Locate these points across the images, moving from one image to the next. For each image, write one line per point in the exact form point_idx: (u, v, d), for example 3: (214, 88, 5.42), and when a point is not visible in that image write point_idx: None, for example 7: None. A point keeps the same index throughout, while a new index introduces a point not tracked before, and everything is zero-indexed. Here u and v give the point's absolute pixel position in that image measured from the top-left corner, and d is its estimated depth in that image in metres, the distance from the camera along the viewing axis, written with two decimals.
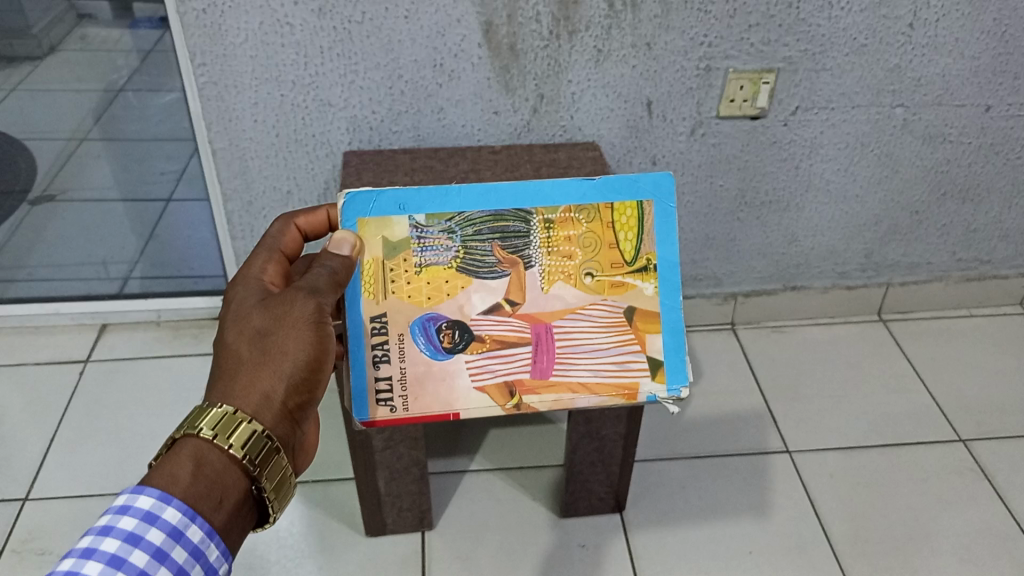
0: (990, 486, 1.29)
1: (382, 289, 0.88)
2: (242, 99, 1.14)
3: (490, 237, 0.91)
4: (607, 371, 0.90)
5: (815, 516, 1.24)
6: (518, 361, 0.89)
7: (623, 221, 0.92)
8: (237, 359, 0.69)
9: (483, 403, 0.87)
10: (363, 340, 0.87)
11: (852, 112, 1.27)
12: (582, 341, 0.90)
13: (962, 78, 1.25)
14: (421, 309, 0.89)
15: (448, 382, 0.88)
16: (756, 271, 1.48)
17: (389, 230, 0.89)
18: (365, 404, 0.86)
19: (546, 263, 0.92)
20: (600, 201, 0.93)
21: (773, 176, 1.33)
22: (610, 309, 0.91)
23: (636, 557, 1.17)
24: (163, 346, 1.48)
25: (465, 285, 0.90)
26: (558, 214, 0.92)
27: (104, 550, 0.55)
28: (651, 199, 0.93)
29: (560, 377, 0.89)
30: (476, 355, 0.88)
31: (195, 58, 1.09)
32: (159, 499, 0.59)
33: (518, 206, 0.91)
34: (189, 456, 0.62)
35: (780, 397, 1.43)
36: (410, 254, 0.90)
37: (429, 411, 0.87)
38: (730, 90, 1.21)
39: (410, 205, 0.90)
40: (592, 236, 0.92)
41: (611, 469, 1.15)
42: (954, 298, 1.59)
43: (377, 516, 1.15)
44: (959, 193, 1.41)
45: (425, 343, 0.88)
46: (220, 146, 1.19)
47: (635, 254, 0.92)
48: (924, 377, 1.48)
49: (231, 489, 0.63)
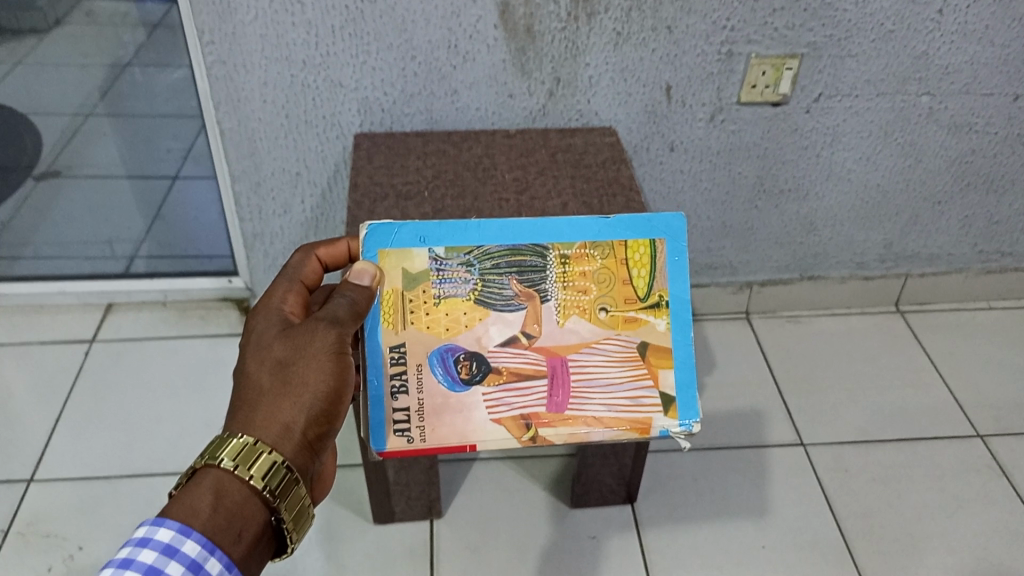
0: (1008, 483, 1.27)
1: (401, 319, 0.86)
2: (251, 79, 1.11)
3: (508, 271, 0.88)
4: (621, 405, 0.86)
5: (829, 512, 1.22)
6: (534, 395, 0.86)
7: (636, 258, 0.90)
8: (257, 390, 0.67)
9: (499, 436, 0.84)
10: (381, 370, 0.85)
11: (877, 99, 1.23)
12: (597, 375, 0.87)
13: (991, 67, 1.22)
14: (440, 340, 0.86)
15: (463, 415, 0.85)
16: (772, 260, 1.46)
17: (409, 261, 0.87)
18: (382, 437, 0.84)
19: (561, 298, 0.89)
20: (613, 238, 0.90)
21: (793, 164, 1.30)
22: (624, 343, 0.89)
23: (648, 551, 1.16)
24: (170, 326, 1.46)
25: (482, 317, 0.87)
26: (568, 254, 0.90)
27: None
28: (663, 237, 0.91)
29: (575, 412, 0.86)
30: (492, 388, 0.85)
31: (204, 36, 1.06)
32: (180, 534, 0.57)
33: (534, 241, 0.89)
34: (209, 487, 0.61)
35: (794, 389, 1.41)
36: (430, 286, 0.87)
37: (439, 445, 0.84)
38: (751, 76, 1.17)
39: (431, 237, 0.88)
40: (607, 271, 0.90)
41: (624, 462, 1.13)
42: (973, 290, 1.56)
43: (386, 506, 1.14)
44: (984, 183, 1.38)
45: (443, 374, 0.85)
46: (228, 127, 1.16)
47: (648, 291, 0.90)
48: (941, 371, 1.45)
49: (250, 521, 0.61)
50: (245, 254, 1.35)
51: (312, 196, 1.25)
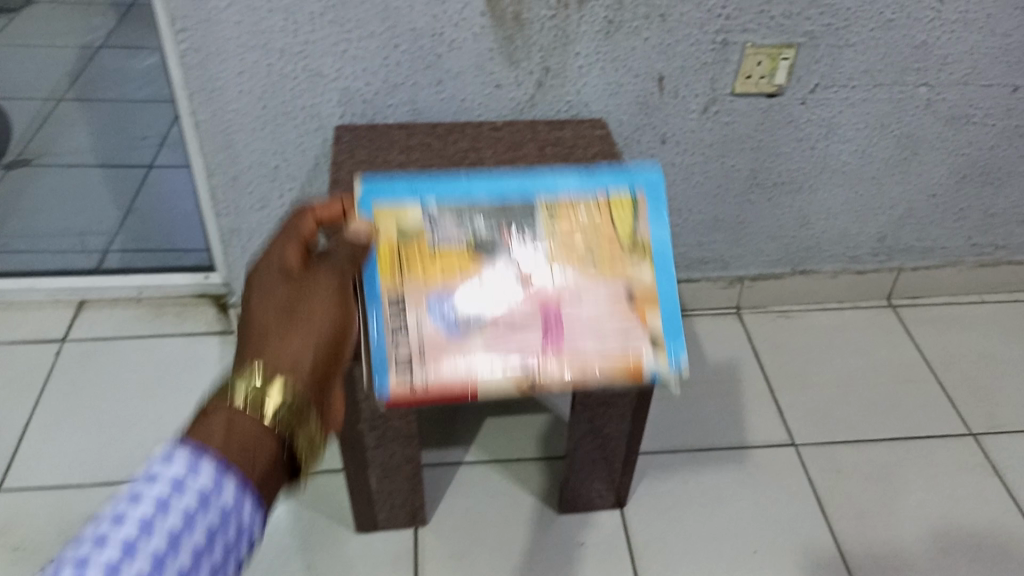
0: (1000, 482, 1.25)
1: (396, 268, 0.81)
2: (226, 68, 1.06)
3: (495, 221, 0.84)
4: (613, 348, 0.81)
5: (821, 514, 1.19)
6: (528, 338, 0.80)
7: (618, 208, 0.86)
8: (261, 326, 0.59)
9: (496, 378, 0.78)
10: (383, 315, 0.80)
11: (874, 91, 1.20)
12: (587, 318, 0.82)
13: (991, 57, 1.18)
14: (433, 286, 0.81)
15: (457, 361, 0.79)
16: (764, 254, 1.42)
17: (401, 213, 0.83)
18: (384, 380, 0.78)
19: (547, 246, 0.84)
20: (594, 190, 0.87)
21: (786, 157, 1.27)
22: (611, 289, 0.83)
23: (637, 556, 1.13)
24: (145, 324, 1.40)
25: (475, 265, 0.82)
26: (549, 206, 0.86)
27: (124, 535, 0.43)
28: (642, 189, 0.87)
29: (570, 354, 0.80)
30: (489, 331, 0.80)
31: (176, 23, 1.00)
32: (197, 469, 0.47)
33: (519, 194, 0.86)
34: (221, 416, 0.51)
35: (786, 386, 1.38)
36: (425, 234, 0.83)
37: (441, 389, 0.78)
38: (747, 66, 1.14)
39: (421, 190, 0.85)
40: (591, 220, 0.85)
41: (613, 467, 1.10)
42: (966, 283, 1.54)
43: (368, 513, 1.10)
44: (980, 175, 1.35)
45: (440, 319, 0.80)
46: (203, 118, 1.11)
47: (631, 237, 0.85)
48: (934, 366, 1.43)
49: (265, 449, 0.51)
50: (222, 249, 1.30)
51: (290, 190, 1.21)
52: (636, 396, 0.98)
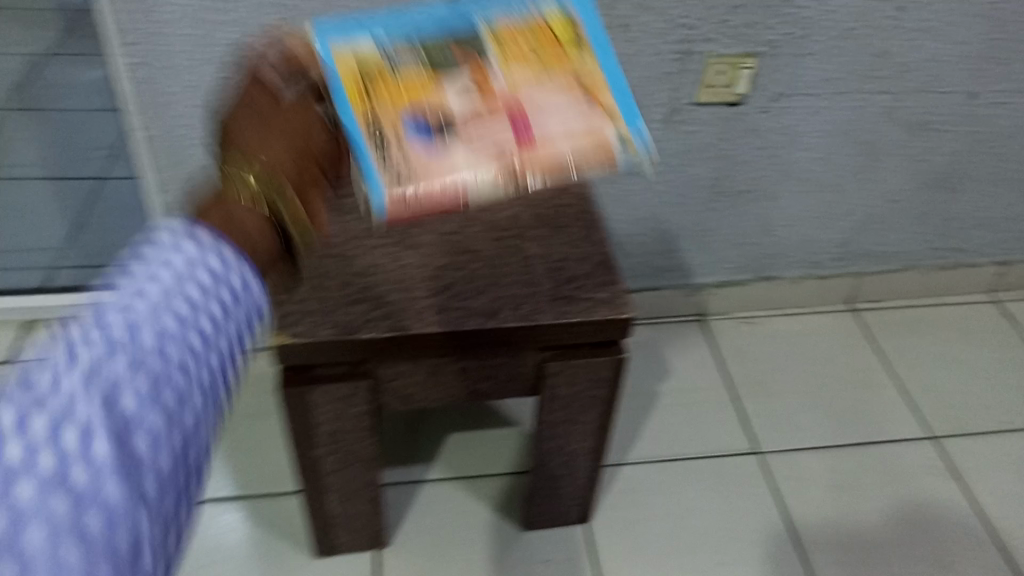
0: (961, 487, 1.26)
1: (365, 94, 0.79)
2: (176, 82, 1.02)
3: (447, 49, 0.84)
4: (579, 125, 0.77)
5: (785, 523, 1.19)
6: (497, 134, 0.76)
7: (559, 31, 0.86)
8: (241, 142, 0.63)
9: (476, 171, 0.74)
10: (364, 139, 0.76)
11: (835, 99, 1.20)
12: (551, 112, 0.78)
13: (949, 65, 1.19)
14: (404, 110, 0.79)
15: (444, 163, 0.74)
16: (728, 261, 1.42)
17: (360, 53, 0.84)
18: (379, 190, 0.73)
19: (501, 65, 0.83)
20: (534, 18, 0.87)
21: (749, 165, 1.26)
22: (565, 85, 0.81)
23: (603, 572, 1.12)
24: None
25: (440, 86, 0.81)
26: (499, 45, 0.85)
27: (117, 324, 0.43)
28: (577, 16, 0.88)
29: (540, 137, 0.76)
30: (461, 139, 0.76)
31: (122, 36, 0.96)
32: (190, 254, 0.47)
33: (466, 29, 0.87)
34: (215, 212, 0.53)
35: (751, 393, 1.38)
36: (384, 70, 0.82)
37: (431, 172, 0.74)
38: (709, 75, 1.13)
39: (375, 39, 0.86)
40: (537, 41, 0.85)
41: (579, 483, 1.09)
42: (926, 286, 1.55)
43: (328, 538, 1.07)
44: (939, 181, 1.36)
45: (418, 135, 0.77)
46: (153, 133, 1.07)
47: (576, 54, 0.84)
48: (895, 370, 1.44)
49: (262, 239, 0.53)
50: None
51: None
52: (598, 412, 0.97)
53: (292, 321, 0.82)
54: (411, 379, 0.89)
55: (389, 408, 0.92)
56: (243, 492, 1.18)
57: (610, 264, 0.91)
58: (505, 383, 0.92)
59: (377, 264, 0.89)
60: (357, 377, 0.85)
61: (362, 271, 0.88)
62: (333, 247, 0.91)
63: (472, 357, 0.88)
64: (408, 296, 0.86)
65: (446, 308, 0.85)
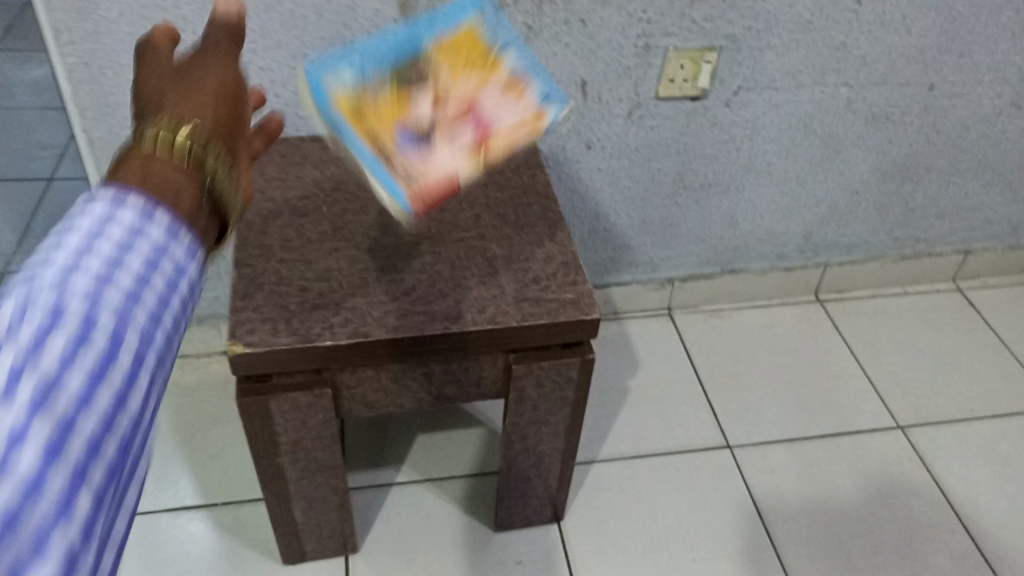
0: (929, 475, 1.27)
1: (355, 122, 0.81)
2: (120, 82, 0.99)
3: (399, 66, 0.86)
4: (522, 110, 0.82)
5: (757, 517, 1.19)
6: (465, 130, 0.80)
7: (472, 30, 0.90)
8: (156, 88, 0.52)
9: (464, 161, 0.77)
10: (369, 154, 0.78)
11: (795, 92, 1.19)
12: (497, 105, 0.83)
13: (908, 57, 1.19)
14: (390, 127, 0.81)
15: (442, 159, 0.78)
16: (693, 255, 1.42)
17: (337, 83, 0.84)
18: (397, 193, 0.75)
19: (444, 71, 0.86)
20: (451, 22, 0.90)
21: (712, 159, 1.25)
22: (498, 82, 0.85)
23: (577, 570, 1.11)
24: None
25: (408, 100, 0.83)
26: (430, 46, 0.88)
27: (67, 289, 0.38)
28: (479, 10, 0.91)
29: (497, 125, 0.81)
30: (443, 139, 0.80)
31: (60, 36, 0.93)
32: (132, 218, 0.41)
33: (405, 41, 0.88)
34: (134, 165, 0.45)
35: (719, 386, 1.38)
36: (357, 97, 0.83)
37: (435, 170, 0.77)
38: (669, 70, 1.11)
39: (339, 62, 0.85)
40: (461, 43, 0.88)
41: (549, 483, 1.08)
42: (890, 276, 1.56)
43: (295, 545, 1.05)
44: (900, 172, 1.36)
45: (409, 143, 0.79)
46: (98, 135, 1.04)
47: (495, 48, 0.88)
48: (862, 360, 1.44)
49: (185, 194, 0.45)
50: None
51: None
52: (569, 411, 0.96)
53: (248, 329, 0.80)
54: (375, 385, 0.86)
55: (354, 414, 0.89)
56: (204, 500, 1.15)
57: (575, 263, 0.90)
58: (471, 388, 0.90)
59: (334, 270, 0.87)
60: (318, 384, 0.83)
61: (319, 276, 0.86)
62: (290, 252, 0.89)
63: (437, 361, 0.86)
64: (368, 301, 0.84)
65: (408, 313, 0.83)
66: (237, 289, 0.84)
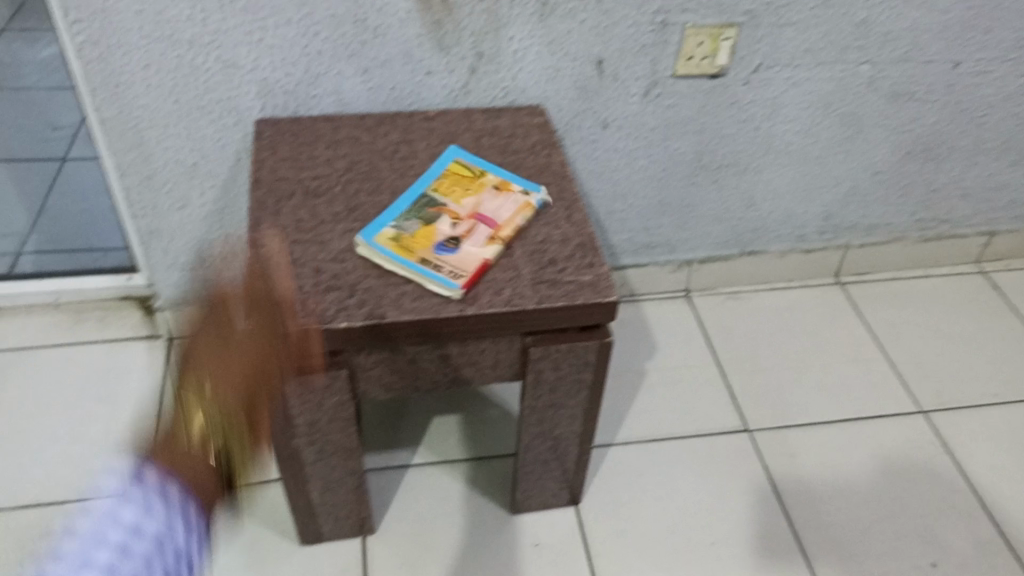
0: (951, 460, 1.24)
1: (401, 247, 0.85)
2: (130, 61, 0.98)
3: (421, 215, 0.90)
4: (514, 199, 0.93)
5: (776, 502, 1.18)
6: (483, 234, 0.88)
7: (459, 169, 0.98)
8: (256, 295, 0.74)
9: (491, 249, 0.86)
10: (412, 264, 0.83)
11: (816, 69, 1.17)
12: (499, 210, 0.91)
13: (932, 33, 1.16)
14: (427, 244, 0.86)
15: (475, 254, 0.85)
16: (711, 236, 1.40)
17: (384, 235, 0.87)
18: (450, 281, 0.81)
19: (452, 208, 0.91)
20: (440, 167, 0.98)
21: (730, 138, 1.23)
22: (493, 199, 0.93)
23: (593, 554, 1.10)
24: (64, 333, 1.32)
25: (434, 225, 0.89)
26: (432, 191, 0.93)
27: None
28: (457, 154, 1.00)
29: (506, 220, 0.90)
30: (471, 240, 0.87)
31: (69, 14, 0.92)
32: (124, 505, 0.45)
33: (416, 191, 0.94)
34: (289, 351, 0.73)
35: (737, 369, 1.36)
36: (392, 234, 0.87)
37: (471, 264, 0.84)
38: (687, 47, 1.09)
39: (378, 222, 0.89)
40: (457, 180, 0.96)
41: (565, 466, 1.07)
42: (911, 258, 1.54)
43: (312, 527, 1.05)
44: (923, 151, 1.33)
45: (445, 249, 0.85)
46: (109, 115, 1.03)
47: (478, 172, 0.97)
48: (883, 343, 1.42)
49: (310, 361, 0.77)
50: (142, 252, 1.22)
51: (212, 188, 1.14)
52: (586, 394, 0.94)
53: None
54: (391, 367, 0.85)
55: (370, 396, 0.88)
56: None
57: (591, 246, 0.88)
58: (487, 369, 0.89)
59: (348, 251, 0.86)
60: (334, 366, 0.82)
61: (333, 258, 0.85)
62: (303, 233, 0.88)
63: (453, 343, 0.84)
64: (383, 283, 0.83)
65: (423, 295, 0.81)
66: None
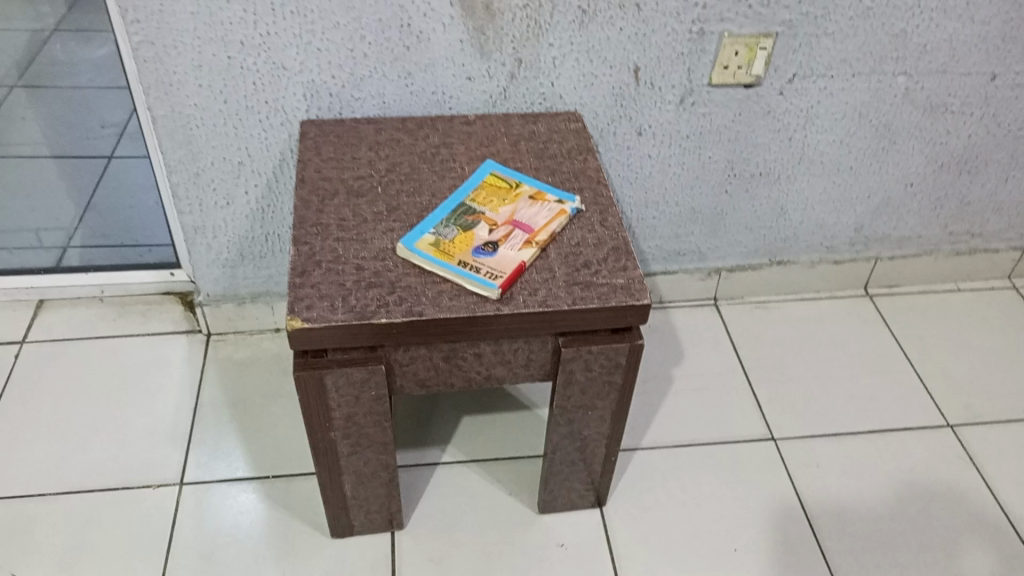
0: (979, 475, 1.24)
1: (441, 250, 0.87)
2: (183, 61, 1.01)
3: (460, 221, 0.92)
4: (549, 207, 0.94)
5: (801, 512, 1.18)
6: (520, 240, 0.89)
7: (495, 178, 0.99)
8: None
9: (528, 255, 0.87)
10: (451, 266, 0.85)
11: (852, 80, 1.18)
12: (535, 217, 0.93)
13: (969, 45, 1.17)
14: (466, 249, 0.88)
15: (512, 258, 0.87)
16: (742, 245, 1.41)
17: (424, 240, 0.88)
18: (487, 282, 0.83)
19: (489, 215, 0.93)
20: (477, 176, 0.99)
21: (764, 147, 1.25)
22: (529, 207, 0.94)
23: (618, 556, 1.11)
24: (107, 325, 1.35)
25: (474, 231, 0.90)
26: (470, 199, 0.95)
27: None
28: (494, 163, 1.01)
29: (542, 227, 0.91)
30: (509, 245, 0.88)
31: (127, 15, 0.95)
32: None
33: (455, 198, 0.95)
34: None
35: (764, 378, 1.37)
36: (432, 239, 0.89)
37: (509, 265, 0.86)
38: (724, 56, 1.11)
39: (418, 228, 0.90)
40: (494, 189, 0.97)
41: (593, 468, 1.08)
42: (942, 272, 1.53)
43: (343, 519, 1.07)
44: (957, 164, 1.34)
45: (483, 254, 0.87)
46: (160, 114, 1.06)
47: (514, 181, 0.99)
48: (912, 356, 1.42)
49: None
50: (185, 247, 1.25)
51: (256, 186, 1.16)
52: (615, 396, 0.96)
53: (307, 305, 0.81)
54: (426, 363, 0.87)
55: (405, 391, 0.90)
56: (256, 472, 1.17)
57: (625, 250, 0.90)
58: (520, 368, 0.91)
59: (388, 249, 0.88)
60: (373, 360, 0.84)
61: (375, 256, 0.87)
62: (346, 231, 0.90)
63: (488, 342, 0.86)
64: (422, 281, 0.85)
65: (461, 293, 0.83)
66: (296, 266, 0.85)
